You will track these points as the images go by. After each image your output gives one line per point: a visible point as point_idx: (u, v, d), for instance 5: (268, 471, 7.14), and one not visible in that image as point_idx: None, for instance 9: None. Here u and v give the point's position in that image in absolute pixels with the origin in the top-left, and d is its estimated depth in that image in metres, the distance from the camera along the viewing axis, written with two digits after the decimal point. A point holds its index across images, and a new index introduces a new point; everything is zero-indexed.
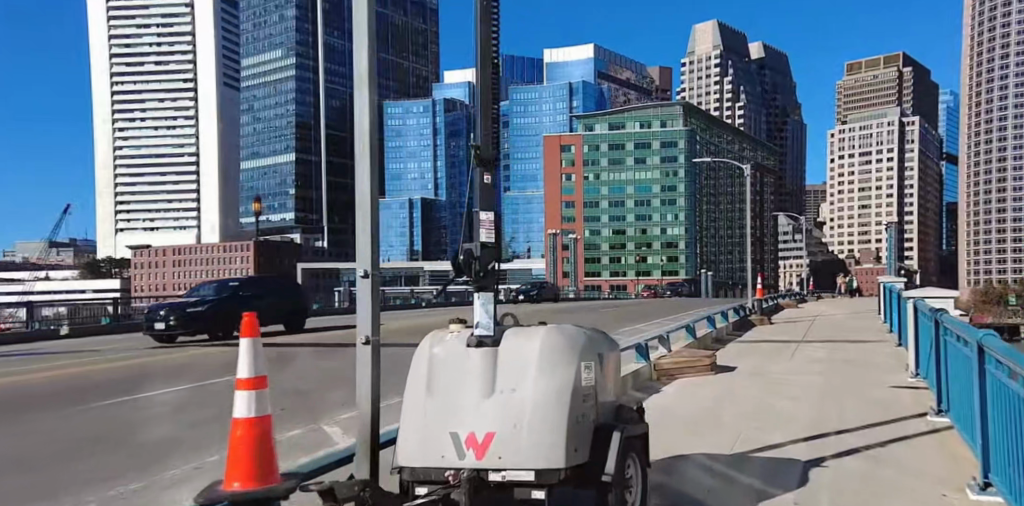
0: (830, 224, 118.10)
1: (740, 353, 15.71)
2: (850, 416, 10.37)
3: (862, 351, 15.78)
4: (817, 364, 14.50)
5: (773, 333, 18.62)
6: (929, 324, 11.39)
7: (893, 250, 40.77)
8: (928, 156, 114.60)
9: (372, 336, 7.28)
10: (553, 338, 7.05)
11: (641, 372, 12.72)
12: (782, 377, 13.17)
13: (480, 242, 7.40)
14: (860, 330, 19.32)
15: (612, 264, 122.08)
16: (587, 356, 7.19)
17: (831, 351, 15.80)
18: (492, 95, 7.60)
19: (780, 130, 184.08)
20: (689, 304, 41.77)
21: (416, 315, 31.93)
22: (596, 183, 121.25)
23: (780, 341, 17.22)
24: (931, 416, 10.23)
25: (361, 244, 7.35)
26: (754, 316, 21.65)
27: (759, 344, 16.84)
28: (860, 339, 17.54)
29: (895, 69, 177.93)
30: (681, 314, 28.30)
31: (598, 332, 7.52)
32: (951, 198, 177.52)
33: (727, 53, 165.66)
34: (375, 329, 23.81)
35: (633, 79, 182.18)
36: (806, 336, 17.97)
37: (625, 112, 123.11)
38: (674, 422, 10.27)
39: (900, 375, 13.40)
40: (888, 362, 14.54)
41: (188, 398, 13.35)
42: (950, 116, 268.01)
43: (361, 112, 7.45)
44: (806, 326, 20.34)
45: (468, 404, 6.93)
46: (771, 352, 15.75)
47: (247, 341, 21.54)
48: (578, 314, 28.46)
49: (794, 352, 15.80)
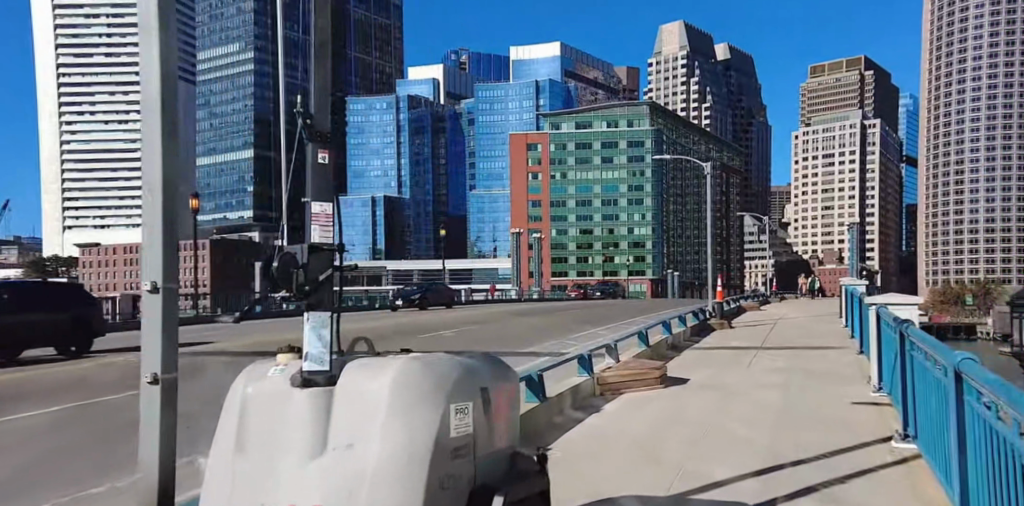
0: (794, 225, 117.51)
1: (693, 362, 14.36)
2: (802, 442, 9.13)
3: (822, 359, 14.54)
4: (776, 375, 13.18)
5: (730, 338, 17.32)
6: (894, 333, 10.12)
7: (854, 250, 39.79)
8: (888, 158, 115.07)
9: (170, 373, 5.87)
10: (411, 370, 5.43)
11: (583, 387, 11.28)
12: (736, 392, 11.84)
13: (305, 253, 5.75)
14: (821, 334, 18.08)
15: (578, 264, 120.07)
16: (463, 392, 5.56)
17: (789, 360, 14.53)
18: (325, 71, 6.30)
19: (745, 131, 184.23)
20: (651, 306, 40.49)
21: (363, 317, 30.32)
22: (562, 182, 119.53)
23: (736, 346, 15.95)
24: (896, 441, 8.93)
25: (151, 256, 5.83)
26: (713, 319, 19.89)
27: (715, 351, 15.51)
28: (821, 344, 16.32)
29: (858, 71, 178.56)
30: (635, 316, 26.90)
31: (479, 355, 5.83)
32: (910, 199, 179.13)
33: (692, 54, 165.48)
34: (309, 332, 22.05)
35: (599, 78, 181.27)
36: (765, 342, 16.67)
37: (591, 110, 121.93)
38: (598, 450, 8.91)
39: (864, 388, 12.09)
40: (850, 372, 13.30)
41: (62, 422, 11.87)
42: (910, 119, 271.25)
43: (143, 82, 5.90)
44: (764, 330, 19.04)
45: (286, 465, 5.42)
46: (726, 361, 14.42)
47: (165, 350, 19.85)
48: (531, 316, 26.99)
49: (753, 360, 14.45)
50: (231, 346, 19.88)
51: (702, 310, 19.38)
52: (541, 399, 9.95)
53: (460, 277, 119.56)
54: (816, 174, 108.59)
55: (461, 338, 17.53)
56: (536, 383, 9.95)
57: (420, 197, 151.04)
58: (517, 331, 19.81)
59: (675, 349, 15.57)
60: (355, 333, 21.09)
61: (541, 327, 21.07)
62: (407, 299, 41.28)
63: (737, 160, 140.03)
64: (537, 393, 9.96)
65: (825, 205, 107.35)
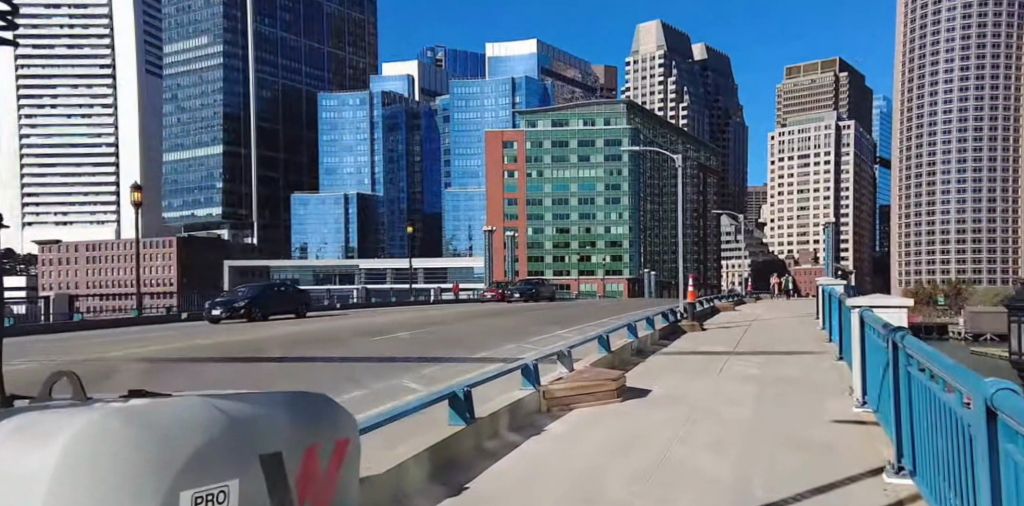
0: (770, 225, 116.45)
1: (660, 367, 12.66)
2: (776, 478, 7.42)
3: (799, 367, 12.85)
4: (750, 385, 11.44)
5: (703, 342, 15.62)
6: (881, 343, 8.37)
7: (829, 250, 38.20)
8: (862, 159, 114.25)
9: None
10: (104, 425, 3.53)
11: (526, 403, 9.60)
12: (705, 408, 10.08)
13: None
14: (799, 339, 16.40)
15: (555, 263, 118.71)
16: (222, 465, 3.68)
17: (763, 367, 12.84)
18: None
19: (722, 131, 183.07)
20: (626, 307, 38.80)
21: (319, 315, 28.52)
22: (539, 180, 117.36)
23: (709, 351, 14.26)
24: (889, 476, 7.28)
25: None
26: (686, 321, 18.01)
27: (685, 356, 13.72)
28: (799, 351, 14.65)
29: (834, 72, 177.38)
30: (602, 317, 25.19)
31: (273, 396, 4.05)
32: (883, 200, 178.97)
33: (670, 53, 164.33)
34: (241, 329, 20.00)
35: (576, 77, 179.48)
36: (738, 346, 14.96)
37: (568, 108, 118.86)
38: (519, 490, 7.07)
39: (845, 402, 10.38)
40: (833, 383, 11.62)
41: None
42: (885, 123, 271.79)
43: None
44: (739, 333, 17.31)
45: None
46: (698, 367, 12.72)
47: (69, 345, 17.77)
48: (494, 316, 25.17)
49: (724, 368, 12.74)
50: (148, 341, 17.84)
51: (672, 311, 17.54)
52: (469, 420, 8.27)
53: (435, 276, 117.87)
54: (792, 174, 107.35)
55: (407, 332, 15.77)
56: (466, 400, 8.25)
57: (395, 196, 148.97)
58: (472, 327, 18.10)
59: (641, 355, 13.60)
60: (291, 329, 19.14)
61: (497, 325, 19.41)
62: (228, 306, 27.22)
63: (714, 160, 139.13)
64: (464, 414, 8.28)
65: (800, 206, 106.51)
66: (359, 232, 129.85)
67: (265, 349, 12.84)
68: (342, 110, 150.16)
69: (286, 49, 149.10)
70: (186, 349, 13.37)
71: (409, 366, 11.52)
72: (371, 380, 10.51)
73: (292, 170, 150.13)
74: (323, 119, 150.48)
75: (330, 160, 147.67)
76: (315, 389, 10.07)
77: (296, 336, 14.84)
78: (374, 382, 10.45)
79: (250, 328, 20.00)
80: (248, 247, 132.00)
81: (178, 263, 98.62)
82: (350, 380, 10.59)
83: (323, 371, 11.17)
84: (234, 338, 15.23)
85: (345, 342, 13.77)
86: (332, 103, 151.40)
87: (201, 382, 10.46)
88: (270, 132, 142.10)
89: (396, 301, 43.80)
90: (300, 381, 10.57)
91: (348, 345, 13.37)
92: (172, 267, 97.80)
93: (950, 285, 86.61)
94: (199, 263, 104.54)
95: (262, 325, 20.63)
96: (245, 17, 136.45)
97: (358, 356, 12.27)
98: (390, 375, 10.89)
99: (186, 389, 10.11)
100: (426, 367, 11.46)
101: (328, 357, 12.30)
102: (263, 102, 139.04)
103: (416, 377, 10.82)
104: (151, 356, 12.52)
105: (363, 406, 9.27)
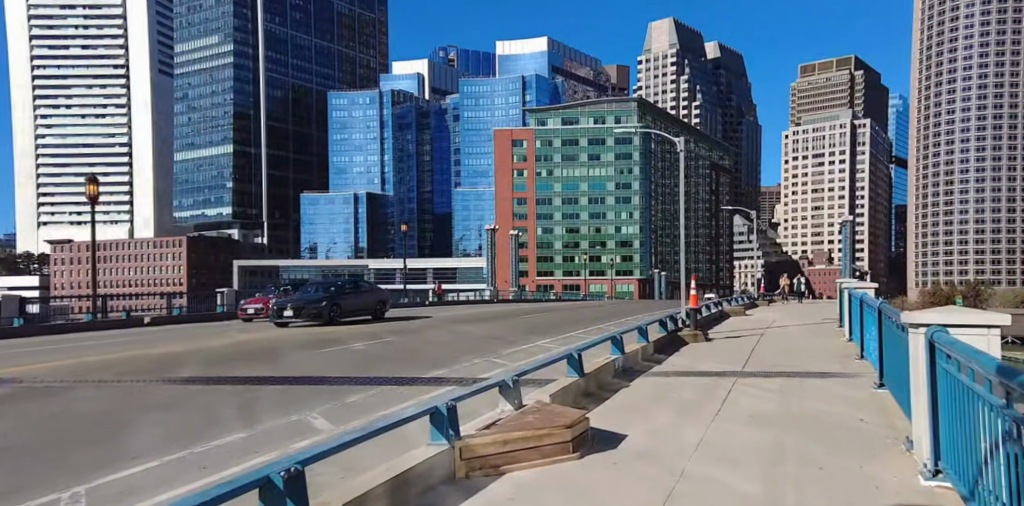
0: (783, 224, 113.95)
1: (646, 390, 10.67)
2: None
3: (820, 390, 10.75)
4: (755, 421, 9.36)
5: (706, 355, 13.56)
6: (983, 407, 6.14)
7: (847, 247, 35.88)
8: (877, 159, 111.56)
9: None
10: None
11: (434, 465, 7.57)
12: (698, 473, 7.83)
13: None
14: (821, 352, 14.08)
15: (565, 263, 115.99)
16: None
17: (776, 390, 10.74)
18: None
19: (735, 131, 180.19)
20: (633, 309, 36.57)
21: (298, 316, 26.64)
22: (548, 179, 115.57)
23: (714, 369, 12.15)
24: None
25: None
26: (686, 329, 15.93)
27: (684, 378, 11.40)
28: (818, 365, 12.54)
29: (848, 70, 174.46)
30: (601, 321, 23.09)
31: None
32: (898, 199, 176.14)
33: (682, 51, 161.53)
34: (172, 335, 17.63)
35: (588, 75, 176.73)
36: (748, 362, 12.85)
37: (580, 106, 116.52)
38: None
39: (882, 459, 8.15)
40: (862, 421, 9.29)
41: None
42: (899, 121, 268.30)
43: None
44: (749, 345, 15.18)
45: None
46: (693, 390, 10.69)
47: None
48: (488, 320, 22.91)
49: (727, 390, 10.75)
50: (54, 346, 15.63)
51: (672, 318, 15.50)
52: None
53: (444, 275, 116.45)
54: (805, 174, 104.71)
55: (359, 339, 13.84)
56: (292, 488, 6.13)
57: (405, 195, 147.81)
58: (447, 331, 16.16)
59: (628, 373, 11.60)
60: (232, 338, 16.90)
61: (480, 327, 17.43)
62: None
63: (727, 160, 136.90)
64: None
65: (814, 205, 104.42)
66: (368, 233, 128.98)
67: (174, 373, 10.82)
68: (351, 109, 148.87)
69: (294, 48, 148.30)
70: (85, 365, 11.62)
71: (325, 395, 9.61)
72: (256, 421, 8.67)
73: (301, 168, 149.35)
74: (332, 118, 149.66)
75: (339, 159, 146.55)
76: (174, 436, 8.23)
77: (231, 347, 13.05)
78: (264, 423, 8.60)
79: (205, 335, 18.20)
80: (259, 247, 131.41)
81: (188, 264, 99.83)
82: (233, 419, 8.75)
83: (211, 403, 9.31)
84: (159, 349, 13.43)
85: (277, 356, 11.89)
86: (341, 102, 150.53)
87: (46, 418, 8.70)
88: (279, 131, 141.21)
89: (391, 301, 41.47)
90: (168, 419, 8.73)
91: (276, 361, 11.50)
92: (183, 268, 98.97)
93: (968, 285, 83.92)
94: (208, 264, 104.67)
95: (218, 331, 18.69)
96: (253, 16, 135.42)
97: (276, 377, 10.41)
98: (292, 410, 9.02)
99: (14, 431, 8.34)
100: (348, 395, 9.57)
101: (238, 377, 10.50)
102: (272, 102, 138.33)
103: (321, 414, 8.87)
104: (36, 377, 10.79)
105: (216, 471, 7.40)
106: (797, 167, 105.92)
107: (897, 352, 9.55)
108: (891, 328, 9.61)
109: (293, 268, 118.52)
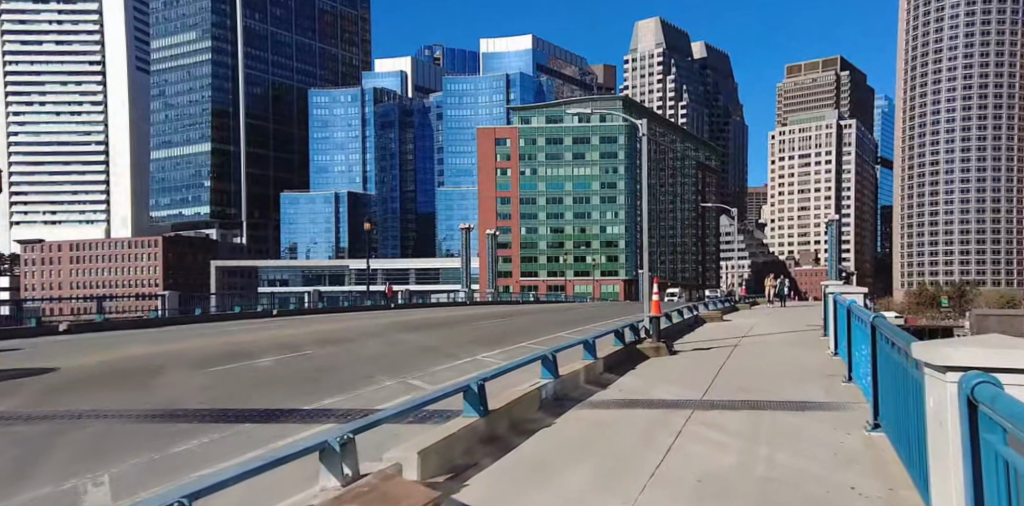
0: (770, 225, 112.33)
1: (573, 431, 8.29)
2: None
3: (797, 433, 8.30)
4: (700, 488, 6.89)
5: (662, 375, 11.38)
6: None
7: (833, 249, 33.77)
8: (863, 159, 109.99)
9: None
10: None
11: None
12: None
13: None
14: (802, 370, 11.84)
15: (549, 263, 114.19)
16: None
17: (743, 433, 8.28)
18: None
19: (721, 131, 178.18)
20: (610, 312, 34.49)
21: (250, 321, 24.58)
22: (532, 178, 113.09)
23: (668, 397, 9.81)
24: None
25: None
26: (649, 339, 13.89)
27: (624, 410, 9.13)
28: (795, 393, 10.14)
29: (835, 72, 173.15)
30: (563, 327, 20.93)
31: None
32: (885, 200, 174.30)
33: (669, 50, 159.30)
34: (71, 349, 15.50)
35: (576, 74, 174.20)
36: (710, 386, 10.59)
37: (562, 103, 113.78)
38: None
39: None
40: (843, 491, 6.83)
41: None
42: (886, 122, 266.90)
43: None
44: (718, 360, 13.07)
45: None
46: (632, 431, 8.31)
47: None
48: (443, 325, 20.71)
49: (677, 430, 8.38)
50: None
51: (630, 328, 13.43)
52: None
53: (426, 275, 114.36)
54: (793, 174, 103.41)
55: (268, 353, 11.72)
56: None
57: (387, 196, 145.29)
58: (379, 340, 14.04)
59: (558, 402, 9.42)
60: (129, 350, 14.74)
61: (418, 336, 15.30)
62: None
63: (714, 160, 135.11)
64: None
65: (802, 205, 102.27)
66: (349, 234, 126.23)
67: None
68: (333, 107, 146.06)
69: (275, 45, 145.71)
70: None
71: (152, 440, 7.47)
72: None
73: (282, 166, 147.04)
74: (313, 117, 146.82)
75: (320, 158, 143.58)
76: None
77: (90, 366, 10.83)
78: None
79: (103, 344, 15.92)
80: (237, 247, 128.76)
81: (164, 265, 98.61)
82: None
83: None
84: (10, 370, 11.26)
85: (133, 379, 9.76)
86: (322, 100, 147.73)
87: None
88: (259, 129, 138.64)
89: (363, 301, 39.18)
90: None
91: (120, 388, 9.33)
92: (158, 269, 97.88)
93: (952, 286, 82.03)
94: (185, 267, 102.94)
95: (119, 341, 16.34)
96: (232, 12, 132.99)
97: (93, 418, 8.12)
98: (73, 473, 6.71)
99: None
100: (174, 444, 7.39)
101: (47, 414, 8.26)
102: (251, 100, 135.62)
103: (109, 480, 6.59)
104: None
105: None
106: (784, 166, 105.27)
107: (898, 389, 7.19)
108: (890, 354, 7.31)
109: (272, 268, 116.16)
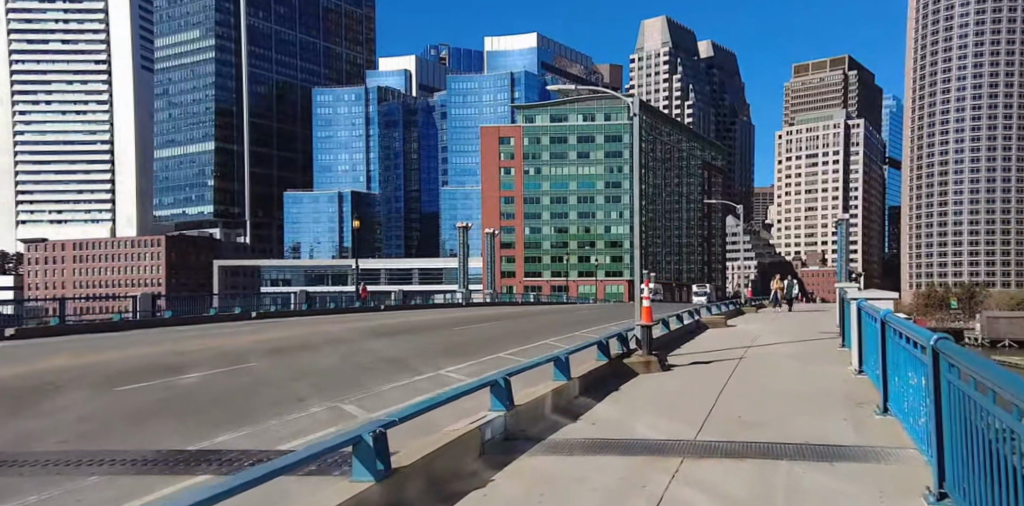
0: (776, 225, 111.14)
1: (513, 496, 6.91)
2: None
3: (812, 496, 6.88)
4: None
5: (649, 403, 10.27)
6: None
7: (842, 250, 32.43)
8: (871, 160, 108.73)
9: None
10: None
11: None
12: None
13: None
14: (807, 397, 10.58)
15: (552, 264, 113.23)
16: None
17: (739, 499, 6.86)
18: None
19: (728, 130, 176.48)
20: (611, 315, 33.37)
21: (229, 324, 23.68)
22: (536, 177, 111.75)
23: (648, 437, 8.61)
24: None
25: None
26: (638, 354, 12.88)
27: (586, 460, 7.88)
28: (805, 430, 8.86)
29: (842, 71, 171.42)
30: (555, 333, 19.95)
31: None
32: (894, 201, 172.26)
33: (676, 49, 157.55)
34: (17, 354, 14.74)
35: (582, 73, 172.54)
36: (704, 419, 9.40)
37: (568, 102, 111.99)
38: None
39: None
40: None
41: None
42: (893, 122, 264.71)
43: None
44: (718, 378, 11.97)
45: None
46: (595, 491, 7.01)
47: None
48: (428, 330, 19.64)
49: (655, 492, 7.01)
50: None
51: (618, 340, 12.45)
52: None
53: (430, 275, 113.46)
54: (799, 175, 101.98)
55: (199, 373, 10.70)
56: None
57: (392, 195, 144.45)
58: (343, 351, 12.95)
59: (508, 440, 8.33)
60: (67, 357, 13.85)
61: (387, 345, 14.26)
62: None
63: (720, 159, 133.71)
64: None
65: (808, 205, 100.82)
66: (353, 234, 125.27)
67: None
68: (336, 106, 144.98)
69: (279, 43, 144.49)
70: None
71: None
72: None
73: (286, 165, 146.25)
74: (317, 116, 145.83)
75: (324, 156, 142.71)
76: None
77: None
78: None
79: (59, 349, 15.18)
80: (241, 246, 127.89)
81: (167, 265, 97.86)
82: None
83: None
84: None
85: (10, 407, 8.92)
86: (326, 99, 146.23)
87: None
88: (263, 128, 137.74)
89: (357, 299, 38.12)
90: None
91: None
92: (161, 269, 97.35)
93: (963, 287, 80.48)
94: (190, 268, 102.23)
95: (70, 347, 15.43)
96: (235, 11, 131.39)
97: None
98: None
99: None
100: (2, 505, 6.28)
101: None
102: (255, 98, 134.51)
103: None
104: None
105: None
106: (789, 168, 103.92)
107: (973, 444, 5.67)
108: (956, 389, 5.97)
109: (275, 268, 115.46)
